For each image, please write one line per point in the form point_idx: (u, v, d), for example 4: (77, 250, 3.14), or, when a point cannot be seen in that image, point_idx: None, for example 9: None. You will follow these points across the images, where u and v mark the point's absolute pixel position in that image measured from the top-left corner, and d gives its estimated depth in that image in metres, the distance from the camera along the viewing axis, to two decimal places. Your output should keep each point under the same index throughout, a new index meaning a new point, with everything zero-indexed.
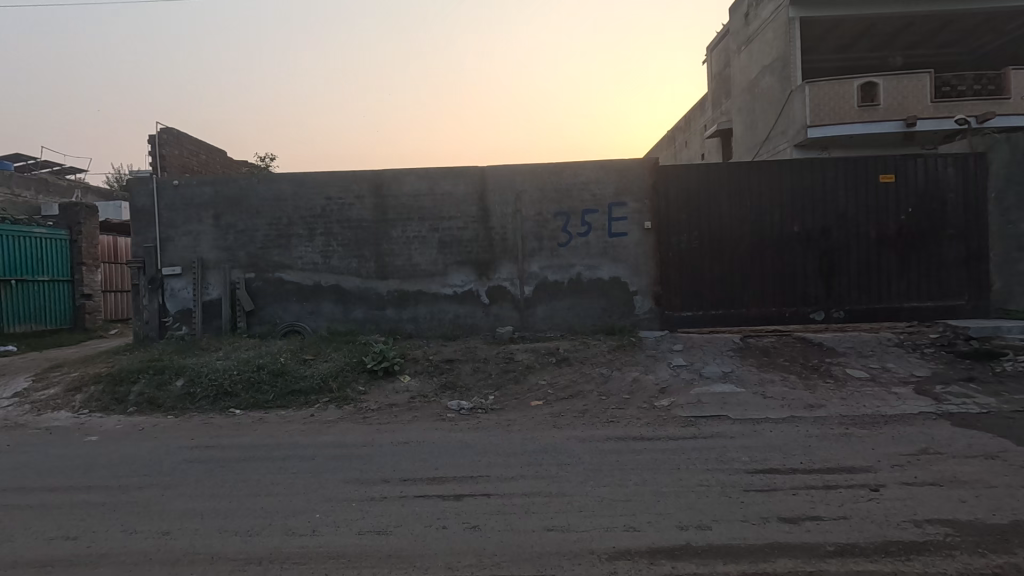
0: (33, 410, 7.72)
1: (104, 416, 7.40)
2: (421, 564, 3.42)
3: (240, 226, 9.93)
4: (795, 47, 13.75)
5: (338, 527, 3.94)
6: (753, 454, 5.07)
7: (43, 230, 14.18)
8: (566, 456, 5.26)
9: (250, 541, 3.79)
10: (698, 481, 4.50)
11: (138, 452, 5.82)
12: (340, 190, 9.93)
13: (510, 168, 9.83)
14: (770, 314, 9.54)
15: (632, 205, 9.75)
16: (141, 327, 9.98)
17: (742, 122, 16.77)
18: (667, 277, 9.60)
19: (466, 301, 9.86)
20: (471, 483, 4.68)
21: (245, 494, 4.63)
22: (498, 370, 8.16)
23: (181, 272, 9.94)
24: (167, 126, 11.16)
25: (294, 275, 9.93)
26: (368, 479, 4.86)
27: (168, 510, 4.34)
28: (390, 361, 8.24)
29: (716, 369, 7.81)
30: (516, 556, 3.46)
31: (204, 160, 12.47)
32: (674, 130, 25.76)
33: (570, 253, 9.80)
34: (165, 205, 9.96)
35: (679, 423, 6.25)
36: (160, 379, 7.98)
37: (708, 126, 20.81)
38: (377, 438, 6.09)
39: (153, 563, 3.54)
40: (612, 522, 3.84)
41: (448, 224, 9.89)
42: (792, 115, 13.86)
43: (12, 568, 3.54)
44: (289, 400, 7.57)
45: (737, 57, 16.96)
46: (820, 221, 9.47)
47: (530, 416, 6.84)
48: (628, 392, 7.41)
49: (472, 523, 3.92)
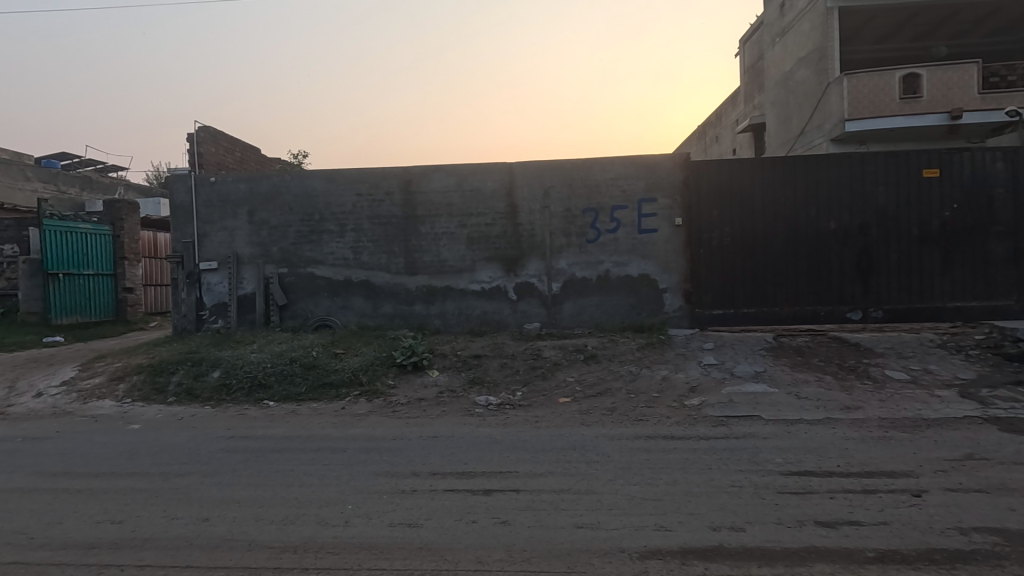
0: (79, 398, 8.05)
1: (145, 405, 7.67)
2: (453, 557, 3.44)
3: (273, 222, 10.15)
4: (832, 39, 13.39)
5: (369, 519, 4.00)
6: (787, 455, 4.96)
7: (89, 226, 14.72)
8: (596, 454, 5.22)
9: (285, 530, 3.87)
10: (730, 481, 4.44)
11: (177, 442, 6.01)
12: (370, 188, 10.06)
13: (539, 165, 9.81)
14: (805, 314, 9.30)
15: (662, 201, 9.62)
16: (179, 320, 10.29)
17: (775, 116, 16.39)
18: (697, 274, 9.46)
19: (494, 296, 9.89)
20: (500, 478, 4.70)
21: (280, 484, 4.74)
22: (525, 366, 8.15)
23: (217, 267, 10.21)
24: (204, 125, 11.47)
25: (325, 270, 10.10)
26: (398, 472, 4.92)
27: (207, 498, 4.47)
28: (419, 356, 8.31)
29: (748, 368, 7.67)
30: (546, 552, 3.46)
31: (239, 157, 12.77)
32: (704, 125, 25.31)
33: (598, 249, 9.73)
34: (202, 201, 10.24)
35: (710, 422, 6.16)
36: (197, 371, 8.23)
37: (739, 120, 20.39)
38: (406, 432, 6.16)
39: (194, 548, 3.66)
40: (642, 521, 3.80)
41: (476, 221, 9.92)
42: (828, 108, 13.49)
43: (63, 550, 3.69)
44: (320, 394, 7.71)
45: (770, 50, 16.56)
46: (858, 217, 9.18)
47: (558, 413, 6.82)
48: (657, 391, 7.32)
49: (502, 519, 3.94)
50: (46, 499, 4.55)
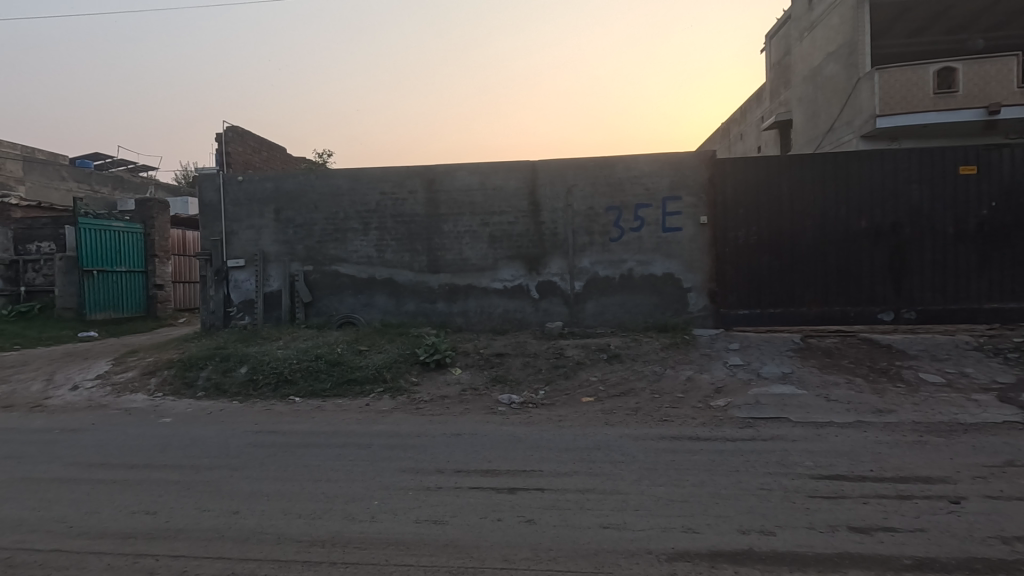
0: (113, 391, 8.29)
1: (176, 399, 7.85)
2: (480, 555, 3.45)
3: (299, 220, 10.30)
4: (863, 32, 13.10)
5: (395, 515, 4.03)
6: (817, 459, 4.86)
7: (121, 224, 15.12)
8: (620, 454, 5.19)
9: (312, 524, 3.92)
10: (758, 484, 4.36)
11: (208, 435, 6.15)
12: (393, 186, 10.14)
13: (562, 162, 9.77)
14: (833, 315, 9.10)
15: (687, 199, 9.50)
16: (208, 316, 10.51)
17: (803, 113, 16.05)
18: (722, 273, 9.33)
19: (516, 295, 9.88)
20: (523, 477, 4.69)
21: (307, 478, 4.81)
22: (548, 365, 8.14)
23: (245, 265, 10.39)
24: (232, 125, 11.70)
25: (349, 268, 10.21)
26: (422, 469, 4.95)
27: (236, 491, 4.55)
28: (442, 354, 8.35)
29: (775, 370, 7.55)
30: (573, 552, 3.44)
31: (265, 156, 12.98)
32: (729, 122, 24.92)
33: (622, 247, 9.65)
34: (230, 200, 10.43)
35: (736, 424, 6.06)
36: (225, 366, 8.40)
37: (764, 117, 20.02)
38: (430, 429, 6.19)
39: (226, 540, 3.74)
40: (669, 523, 3.76)
41: (499, 219, 9.92)
42: (859, 104, 13.17)
43: (101, 539, 3.80)
44: (345, 390, 7.80)
45: (798, 45, 16.23)
46: (891, 216, 8.95)
47: (581, 412, 6.78)
48: (681, 391, 7.24)
49: (527, 517, 3.94)
50: (83, 489, 4.68)
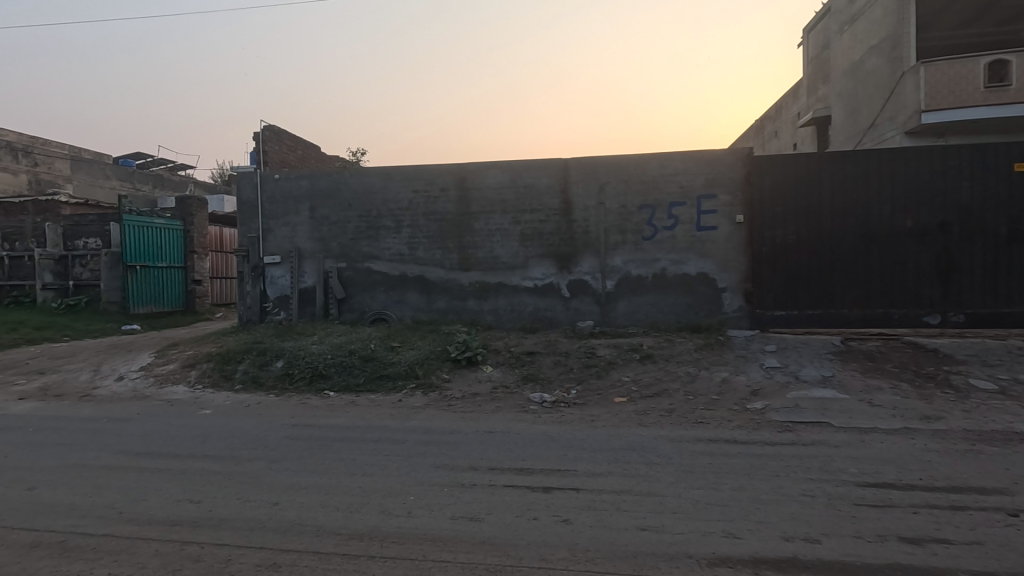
0: (156, 382, 8.56)
1: (215, 391, 8.06)
2: (516, 553, 3.44)
3: (333, 218, 10.46)
4: (908, 25, 12.66)
5: (432, 511, 4.06)
6: (863, 466, 4.70)
7: (162, 221, 15.63)
8: (655, 456, 5.12)
9: (350, 518, 3.98)
10: (801, 490, 4.24)
11: (247, 427, 6.30)
12: (426, 184, 10.21)
13: (594, 160, 9.68)
14: (876, 317, 8.80)
15: (723, 198, 9.32)
16: (245, 311, 10.76)
17: (842, 109, 15.56)
18: (758, 273, 9.13)
19: (547, 294, 9.84)
20: (559, 477, 4.66)
21: (344, 472, 4.88)
22: (579, 364, 8.09)
23: (280, 261, 10.60)
24: (269, 124, 11.96)
25: (381, 265, 10.33)
26: (457, 466, 4.97)
27: (276, 483, 4.65)
28: (473, 351, 8.38)
29: (814, 373, 7.35)
30: (610, 553, 3.40)
31: (300, 155, 13.21)
32: (762, 119, 24.36)
33: (655, 246, 9.52)
34: (267, 198, 10.66)
35: (775, 428, 5.91)
36: (262, 360, 8.58)
37: (801, 114, 19.49)
38: (462, 426, 6.22)
39: (267, 531, 3.81)
40: (709, 527, 3.69)
41: (530, 217, 9.90)
42: (902, 99, 12.71)
43: (149, 526, 3.92)
44: (378, 385, 7.89)
45: (837, 39, 15.74)
46: (939, 214, 8.60)
47: (614, 413, 6.71)
48: (716, 393, 7.11)
49: (563, 517, 3.92)
50: (131, 477, 4.85)
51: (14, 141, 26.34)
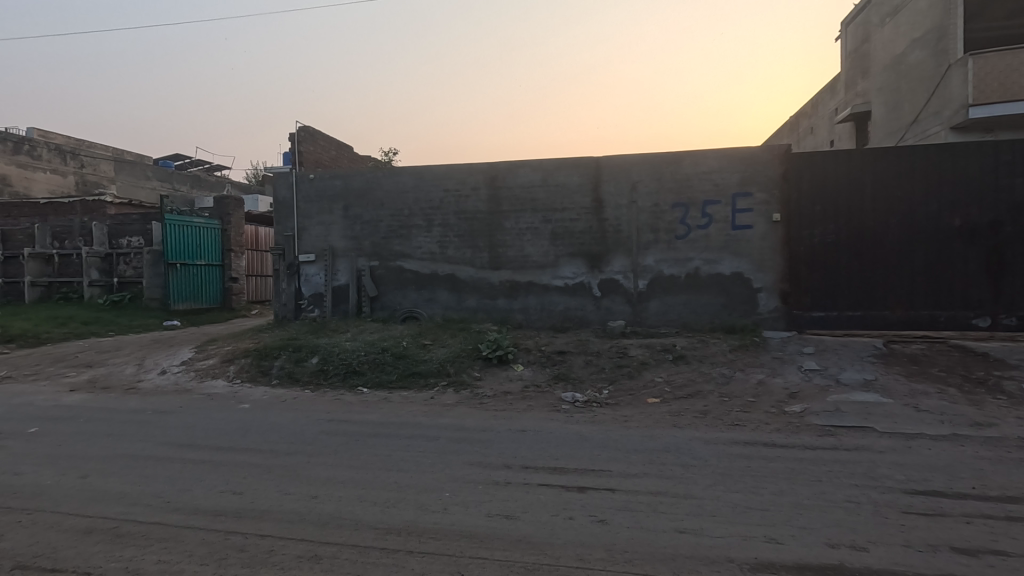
0: (197, 377, 8.83)
1: (253, 386, 8.27)
2: (553, 552, 3.43)
3: (366, 217, 10.61)
4: (956, 16, 12.18)
5: (467, 508, 4.08)
6: (910, 473, 4.54)
7: (201, 220, 16.12)
8: (691, 457, 5.04)
9: (388, 513, 4.02)
10: (845, 496, 4.12)
11: (285, 422, 6.44)
12: (457, 183, 10.27)
13: (626, 158, 9.59)
14: (921, 319, 8.50)
15: (759, 196, 9.12)
16: (280, 308, 10.99)
17: (883, 104, 15.06)
18: (795, 273, 8.92)
19: (577, 293, 9.80)
20: (593, 477, 4.63)
21: (379, 467, 4.95)
22: (611, 365, 8.03)
23: (315, 259, 10.80)
24: (305, 125, 12.21)
25: (413, 264, 10.43)
26: (490, 464, 4.98)
27: (314, 477, 4.74)
28: (504, 350, 8.40)
29: (856, 376, 7.13)
30: (649, 555, 3.37)
31: (334, 155, 13.43)
32: (797, 116, 23.76)
33: (688, 246, 9.38)
34: (302, 197, 10.87)
35: (815, 432, 5.76)
36: (297, 356, 8.77)
37: (838, 109, 18.92)
38: (495, 424, 6.25)
39: (307, 523, 3.89)
40: (750, 531, 3.62)
41: (561, 216, 9.86)
42: (948, 93, 12.23)
43: (195, 515, 4.04)
44: (410, 382, 7.97)
45: (878, 32, 15.24)
46: (990, 212, 8.25)
47: (646, 413, 6.65)
48: (752, 395, 6.96)
49: (599, 517, 3.89)
50: (176, 467, 5.01)
51: (63, 144, 27.54)
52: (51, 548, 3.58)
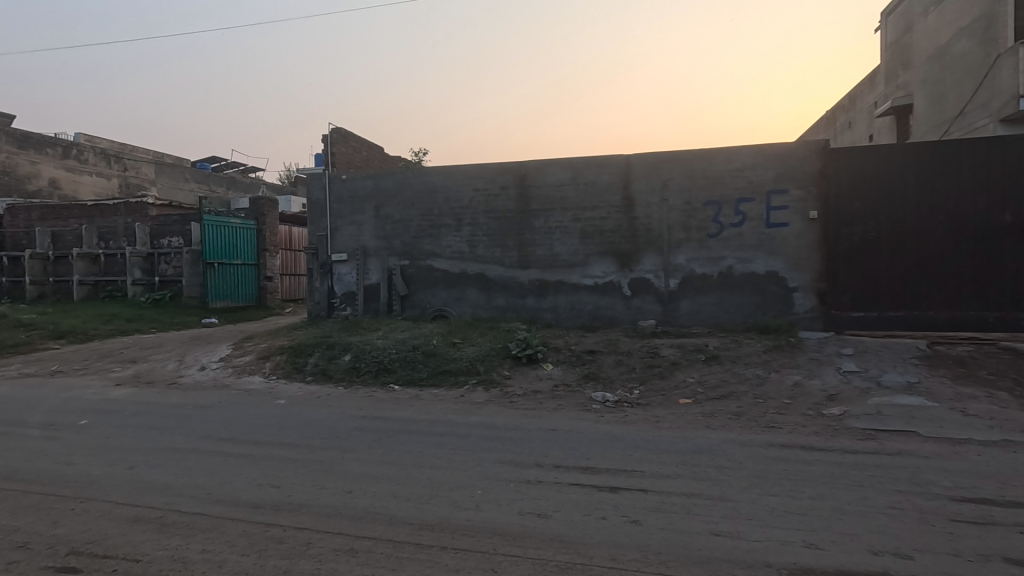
0: (235, 373, 9.09)
1: (288, 382, 8.47)
2: (587, 551, 3.42)
3: (396, 217, 10.75)
4: (1005, 3, 11.65)
5: (499, 505, 4.10)
6: (958, 479, 4.37)
7: (238, 221, 16.58)
8: (726, 459, 4.96)
9: (421, 508, 4.08)
10: (888, 502, 3.99)
11: (320, 418, 6.59)
12: (486, 182, 10.31)
13: (657, 155, 9.47)
14: (967, 320, 8.19)
15: (795, 193, 8.90)
16: (314, 306, 11.22)
17: (926, 96, 14.50)
18: (833, 273, 8.68)
19: (607, 292, 9.73)
20: (625, 477, 4.60)
21: (412, 464, 5.01)
22: (642, 364, 7.95)
23: (347, 258, 10.99)
24: (337, 127, 12.43)
25: (442, 262, 10.52)
26: (522, 462, 4.99)
27: (349, 471, 4.83)
28: (534, 349, 8.40)
29: (898, 378, 6.90)
30: (684, 557, 3.33)
31: (365, 156, 13.64)
32: (834, 110, 23.07)
33: (720, 244, 9.21)
34: (335, 197, 11.07)
35: (855, 435, 5.59)
36: (330, 354, 8.94)
37: (878, 103, 18.29)
38: (525, 423, 6.26)
39: (343, 517, 3.97)
40: (788, 536, 3.55)
41: (591, 214, 9.81)
42: (997, 84, 11.70)
43: (236, 507, 4.17)
44: (440, 380, 8.04)
45: (921, 22, 14.69)
46: None
47: (678, 414, 6.56)
48: (788, 397, 6.81)
49: (632, 518, 3.86)
50: (217, 460, 5.17)
51: (107, 148, 28.68)
52: (102, 535, 3.74)
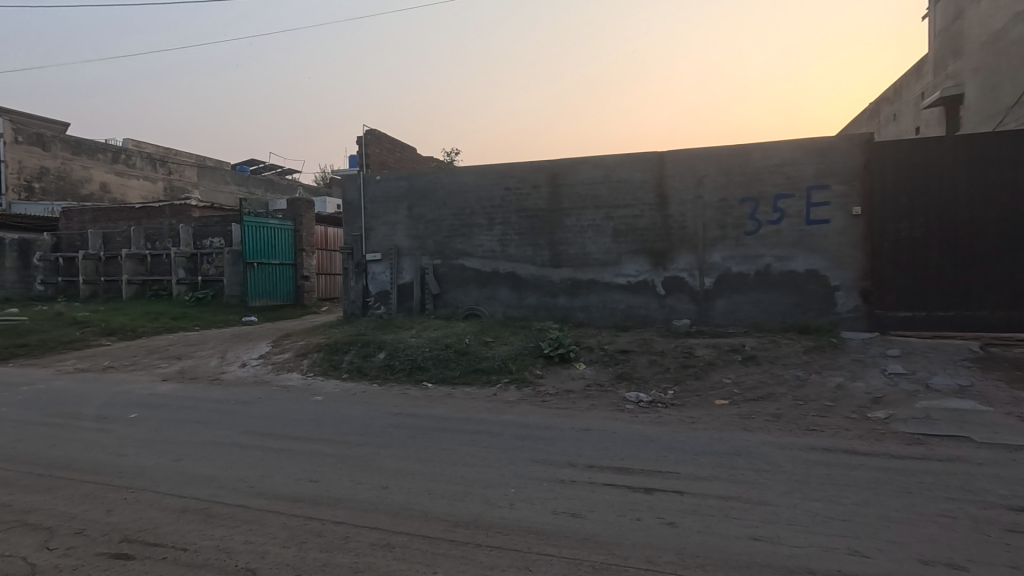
0: (274, 369, 9.35)
1: (324, 379, 8.66)
2: (621, 553, 3.39)
3: (429, 216, 10.86)
4: None
5: (533, 505, 4.10)
6: (1015, 488, 4.16)
7: (276, 221, 17.03)
8: (765, 463, 4.83)
9: (455, 505, 4.11)
10: (939, 511, 3.83)
11: (355, 414, 6.71)
12: (518, 181, 10.32)
13: (691, 152, 9.31)
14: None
15: (837, 188, 8.61)
16: (349, 305, 11.43)
17: (978, 86, 13.84)
18: (878, 271, 8.37)
19: (641, 291, 9.61)
20: (660, 478, 4.54)
21: (446, 461, 5.06)
22: (676, 365, 7.83)
23: (381, 258, 11.16)
24: (371, 129, 12.64)
25: (474, 262, 10.58)
26: (555, 462, 4.98)
27: (385, 468, 4.92)
28: (566, 348, 8.37)
29: (948, 381, 6.61)
30: (721, 561, 3.26)
31: (399, 156, 13.83)
32: (878, 102, 22.23)
33: (758, 242, 8.99)
34: (369, 198, 11.26)
35: (902, 440, 5.38)
36: (365, 351, 9.10)
37: (926, 93, 17.54)
38: (558, 422, 6.24)
39: (378, 512, 4.03)
40: (832, 542, 3.44)
41: (623, 213, 9.71)
42: None
43: (276, 500, 4.28)
44: (473, 378, 8.09)
45: (973, 8, 14.02)
46: None
47: (714, 415, 6.43)
48: (830, 399, 6.60)
49: (668, 520, 3.80)
50: (258, 455, 5.32)
51: (154, 153, 29.91)
52: (152, 524, 3.90)
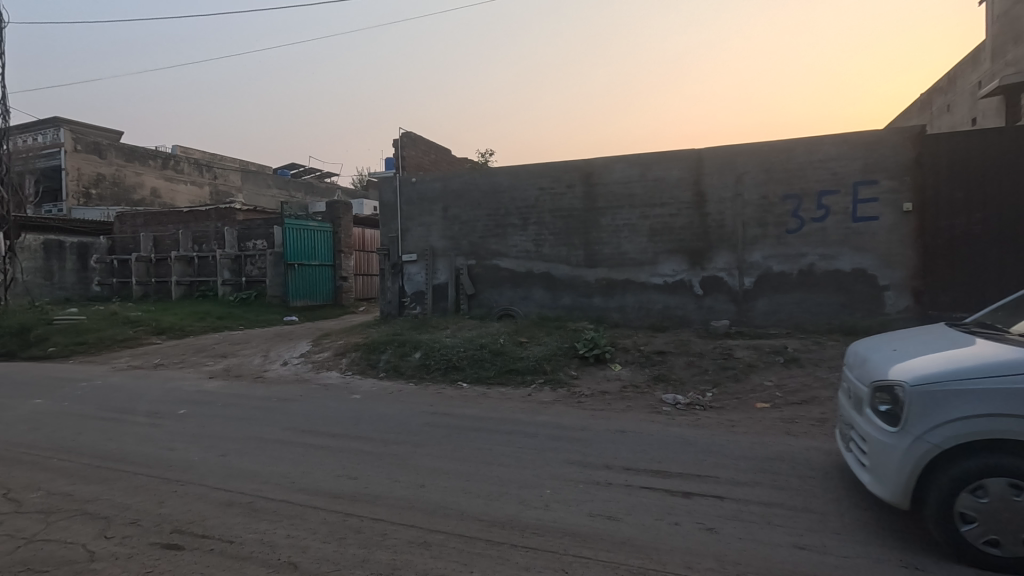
0: (314, 368, 9.58)
1: (362, 378, 8.83)
2: (659, 558, 3.33)
3: (464, 217, 10.93)
4: None
5: (568, 506, 4.08)
6: None
7: (315, 223, 17.46)
8: (809, 469, 4.67)
9: (490, 505, 4.13)
10: None
11: (392, 413, 6.81)
12: (552, 181, 10.29)
13: (730, 149, 9.10)
14: None
15: (885, 184, 8.27)
16: (386, 305, 11.61)
17: None
18: (931, 269, 8.07)
19: (678, 291, 9.44)
20: (698, 482, 4.44)
21: (480, 461, 5.08)
22: (715, 366, 7.66)
23: (417, 258, 11.30)
24: (407, 131, 12.81)
25: (509, 262, 10.61)
26: (590, 463, 4.94)
27: (421, 466, 4.98)
28: (601, 349, 8.31)
29: None
30: (764, 569, 3.17)
31: (434, 158, 13.97)
32: (929, 92, 21.26)
33: (801, 240, 8.71)
34: (404, 199, 11.41)
35: None
36: (402, 351, 9.23)
37: (982, 82, 16.68)
38: (593, 423, 6.19)
39: (415, 510, 4.09)
40: (883, 553, 3.30)
41: (660, 211, 9.55)
42: None
43: (317, 496, 4.39)
44: (507, 378, 8.11)
45: None
46: None
47: (755, 418, 6.26)
48: None
49: (707, 525, 3.72)
50: (299, 451, 5.47)
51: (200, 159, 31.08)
52: (201, 516, 4.05)
